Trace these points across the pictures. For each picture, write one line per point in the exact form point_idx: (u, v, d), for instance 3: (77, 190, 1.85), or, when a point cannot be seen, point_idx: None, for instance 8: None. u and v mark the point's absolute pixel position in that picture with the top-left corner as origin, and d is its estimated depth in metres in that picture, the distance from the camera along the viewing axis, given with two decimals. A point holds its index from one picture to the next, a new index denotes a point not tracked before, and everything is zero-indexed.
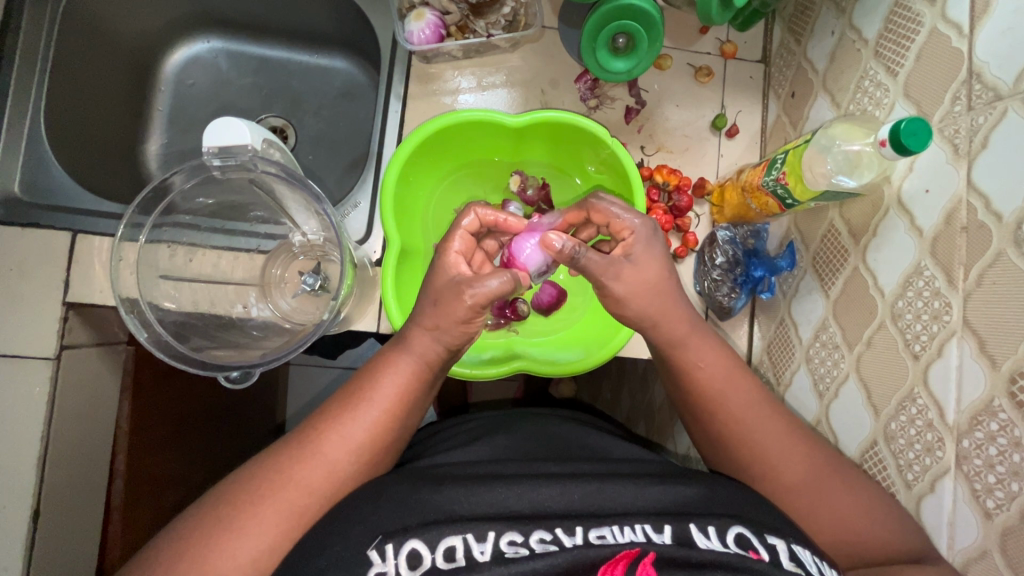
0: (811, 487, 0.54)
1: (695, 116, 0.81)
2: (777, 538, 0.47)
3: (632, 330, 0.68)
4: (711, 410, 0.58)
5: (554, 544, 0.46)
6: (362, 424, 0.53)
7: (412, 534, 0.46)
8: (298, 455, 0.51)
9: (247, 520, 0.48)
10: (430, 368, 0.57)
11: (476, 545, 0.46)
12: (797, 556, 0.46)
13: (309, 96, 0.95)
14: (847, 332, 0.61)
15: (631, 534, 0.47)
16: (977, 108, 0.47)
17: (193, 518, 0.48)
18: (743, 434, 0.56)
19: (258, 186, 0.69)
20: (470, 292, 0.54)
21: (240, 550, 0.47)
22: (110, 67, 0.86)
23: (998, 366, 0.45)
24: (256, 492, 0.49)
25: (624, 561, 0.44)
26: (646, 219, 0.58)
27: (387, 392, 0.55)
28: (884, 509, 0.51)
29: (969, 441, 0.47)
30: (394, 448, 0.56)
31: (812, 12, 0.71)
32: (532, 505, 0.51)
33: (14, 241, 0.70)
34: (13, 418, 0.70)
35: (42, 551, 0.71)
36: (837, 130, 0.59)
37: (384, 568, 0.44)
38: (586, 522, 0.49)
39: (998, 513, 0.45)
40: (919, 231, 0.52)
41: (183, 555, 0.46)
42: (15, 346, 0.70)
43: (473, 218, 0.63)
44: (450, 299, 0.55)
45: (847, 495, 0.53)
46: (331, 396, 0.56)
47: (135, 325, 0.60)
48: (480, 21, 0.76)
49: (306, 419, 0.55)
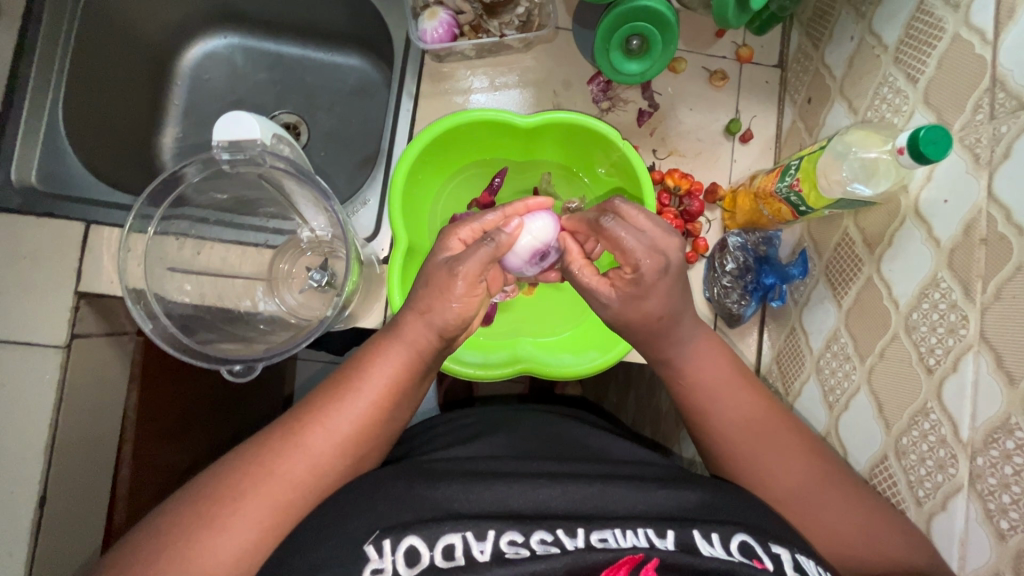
0: (807, 495, 0.53)
1: (709, 121, 0.80)
2: (781, 547, 0.46)
3: (628, 347, 0.67)
4: (702, 417, 0.57)
5: (555, 545, 0.46)
6: (353, 412, 0.53)
7: (410, 530, 0.46)
8: (290, 444, 0.51)
9: (237, 510, 0.48)
10: (423, 358, 0.57)
11: (475, 543, 0.46)
12: (802, 566, 0.45)
13: (322, 93, 0.96)
14: (859, 343, 0.59)
15: (634, 537, 0.46)
16: (1001, 117, 0.46)
17: (173, 511, 0.48)
18: (735, 440, 0.56)
19: (267, 181, 0.69)
20: (462, 268, 0.54)
21: (224, 540, 0.47)
22: (128, 60, 0.87)
23: (1016, 382, 0.43)
24: (238, 485, 0.49)
25: (627, 566, 0.44)
26: (661, 256, 0.52)
27: (376, 383, 0.55)
28: (895, 523, 0.50)
29: (983, 459, 0.45)
30: (384, 440, 0.56)
31: (831, 16, 0.70)
32: (533, 505, 0.50)
33: (32, 231, 0.71)
34: (23, 404, 0.71)
35: (47, 538, 0.72)
36: (853, 137, 0.57)
37: (381, 564, 0.44)
38: (588, 524, 0.48)
39: (1013, 534, 0.43)
40: (936, 241, 0.51)
41: (163, 549, 0.45)
42: (28, 334, 0.71)
43: (495, 214, 0.61)
44: (446, 277, 0.54)
45: (849, 507, 0.51)
46: (317, 387, 0.56)
47: (141, 316, 0.60)
48: (494, 20, 0.75)
49: (291, 410, 0.55)
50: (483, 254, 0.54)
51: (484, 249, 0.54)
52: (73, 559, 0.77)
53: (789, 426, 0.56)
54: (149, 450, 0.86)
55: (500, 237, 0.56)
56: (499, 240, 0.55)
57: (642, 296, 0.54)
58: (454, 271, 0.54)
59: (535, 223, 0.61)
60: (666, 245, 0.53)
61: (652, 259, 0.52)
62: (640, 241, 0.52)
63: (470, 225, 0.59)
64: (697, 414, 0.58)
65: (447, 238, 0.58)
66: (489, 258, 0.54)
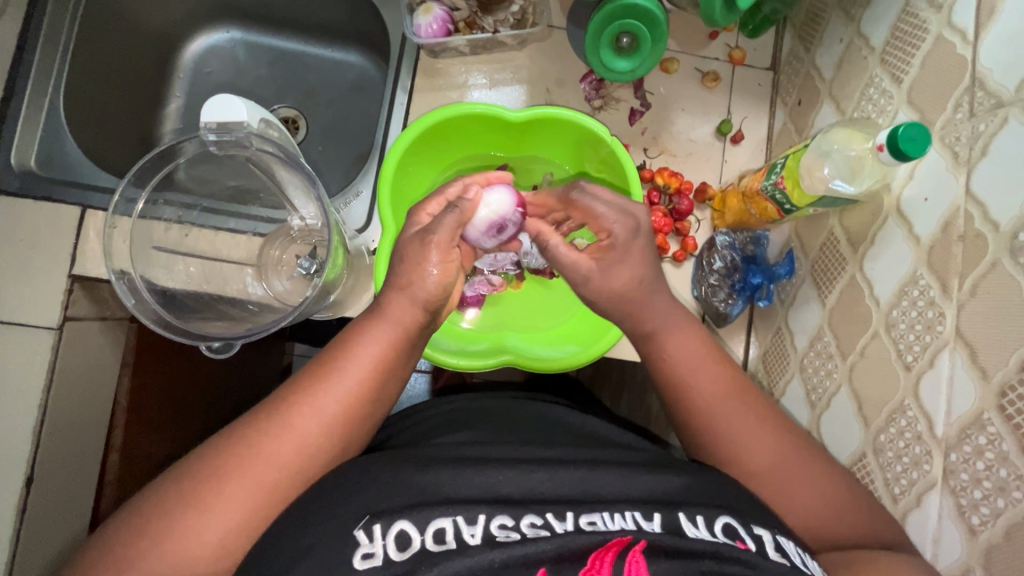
0: (780, 470, 0.52)
1: (700, 121, 0.81)
2: (762, 528, 0.47)
3: (620, 333, 0.67)
4: (674, 393, 0.57)
5: (545, 529, 0.46)
6: (339, 392, 0.53)
7: (401, 515, 0.46)
8: (276, 425, 0.51)
9: (222, 492, 0.47)
10: (409, 336, 0.56)
11: (466, 527, 0.46)
12: (781, 546, 0.45)
13: (321, 88, 0.97)
14: (841, 341, 0.59)
15: (621, 521, 0.47)
16: (979, 115, 0.46)
17: (159, 494, 0.47)
18: (707, 416, 0.55)
19: (254, 165, 0.71)
20: (435, 236, 0.56)
21: (210, 523, 0.46)
22: (131, 52, 0.89)
23: (990, 378, 0.43)
24: (223, 468, 0.48)
25: (614, 549, 0.44)
26: (630, 220, 0.55)
27: (362, 364, 0.54)
28: (880, 521, 0.49)
29: (957, 455, 0.45)
30: (373, 422, 0.55)
31: (822, 19, 0.70)
32: (523, 490, 0.50)
33: (29, 213, 0.73)
34: (14, 384, 0.72)
35: (34, 517, 0.73)
36: (837, 135, 0.58)
37: (372, 549, 0.43)
38: (577, 508, 0.48)
39: (984, 530, 0.43)
40: (916, 238, 0.51)
41: (149, 531, 0.45)
42: (21, 315, 0.72)
43: (457, 184, 0.62)
44: (420, 248, 0.56)
45: (825, 487, 0.51)
46: (303, 367, 0.55)
47: (125, 291, 0.60)
48: (489, 17, 0.76)
49: (277, 391, 0.54)
50: (450, 219, 0.57)
51: (451, 217, 0.57)
52: (59, 540, 0.78)
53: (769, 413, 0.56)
54: (140, 436, 0.88)
55: (463, 204, 0.58)
56: (462, 205, 0.58)
57: (620, 260, 0.56)
58: (426, 241, 0.56)
59: (494, 196, 0.62)
60: (637, 209, 0.56)
61: (623, 223, 0.55)
62: (610, 206, 0.55)
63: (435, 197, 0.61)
64: (672, 395, 0.57)
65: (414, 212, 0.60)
66: (457, 224, 0.57)
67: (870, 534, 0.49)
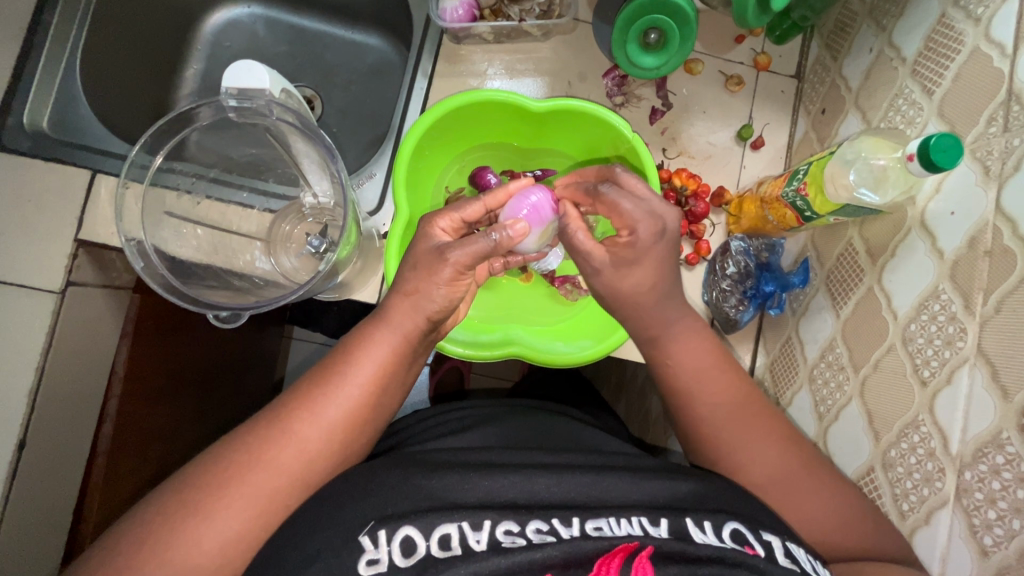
0: (789, 477, 0.53)
1: (720, 125, 0.80)
2: (771, 534, 0.46)
3: (626, 334, 0.66)
4: (689, 399, 0.57)
5: (550, 534, 0.45)
6: (342, 399, 0.52)
7: (406, 521, 0.45)
8: (277, 432, 0.49)
9: (223, 499, 0.46)
10: (411, 341, 0.55)
11: (472, 533, 0.45)
12: (790, 553, 0.45)
13: (340, 69, 0.96)
14: (854, 354, 0.59)
15: (628, 526, 0.46)
16: (1014, 130, 0.45)
17: (159, 501, 0.46)
18: (718, 421, 0.56)
19: (274, 137, 0.70)
20: (452, 255, 0.53)
21: (213, 531, 0.45)
22: (150, 19, 0.88)
23: (1010, 398, 0.42)
24: (224, 475, 0.47)
25: (621, 554, 0.43)
26: (657, 221, 0.54)
27: (365, 370, 0.53)
28: (897, 543, 0.49)
29: (971, 474, 0.45)
30: (376, 425, 0.54)
31: (851, 29, 0.69)
32: (528, 495, 0.49)
33: (37, 176, 0.72)
34: (12, 347, 0.71)
35: (23, 484, 0.72)
36: (865, 144, 0.57)
37: (378, 555, 0.42)
38: (582, 513, 0.47)
39: (995, 551, 0.43)
40: (939, 253, 0.50)
41: (148, 538, 0.44)
42: (23, 276, 0.71)
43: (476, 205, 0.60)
44: (433, 261, 0.54)
45: (820, 489, 0.52)
46: (304, 375, 0.54)
47: (134, 254, 0.60)
48: (515, 6, 0.75)
49: (278, 398, 0.53)
50: (478, 247, 0.53)
51: (480, 244, 0.53)
52: (47, 510, 0.76)
53: (777, 426, 0.56)
54: (133, 411, 0.84)
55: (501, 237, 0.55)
56: (498, 237, 0.54)
57: (639, 260, 0.55)
58: (443, 257, 0.53)
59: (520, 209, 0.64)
60: (667, 211, 0.54)
61: (650, 228, 0.54)
62: (638, 205, 0.53)
63: (451, 214, 0.59)
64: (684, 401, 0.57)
65: (428, 228, 0.57)
66: (483, 253, 0.54)
67: (871, 542, 0.49)
